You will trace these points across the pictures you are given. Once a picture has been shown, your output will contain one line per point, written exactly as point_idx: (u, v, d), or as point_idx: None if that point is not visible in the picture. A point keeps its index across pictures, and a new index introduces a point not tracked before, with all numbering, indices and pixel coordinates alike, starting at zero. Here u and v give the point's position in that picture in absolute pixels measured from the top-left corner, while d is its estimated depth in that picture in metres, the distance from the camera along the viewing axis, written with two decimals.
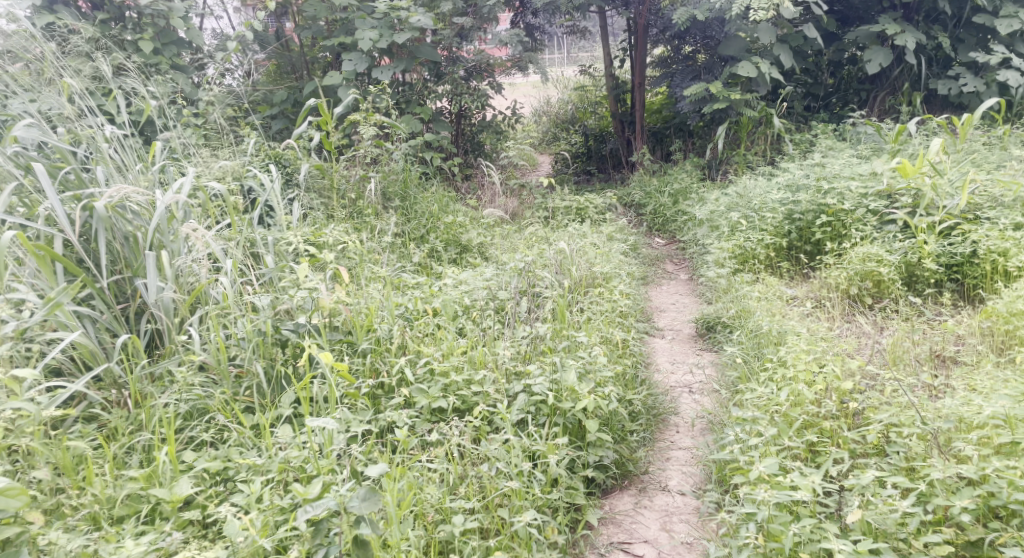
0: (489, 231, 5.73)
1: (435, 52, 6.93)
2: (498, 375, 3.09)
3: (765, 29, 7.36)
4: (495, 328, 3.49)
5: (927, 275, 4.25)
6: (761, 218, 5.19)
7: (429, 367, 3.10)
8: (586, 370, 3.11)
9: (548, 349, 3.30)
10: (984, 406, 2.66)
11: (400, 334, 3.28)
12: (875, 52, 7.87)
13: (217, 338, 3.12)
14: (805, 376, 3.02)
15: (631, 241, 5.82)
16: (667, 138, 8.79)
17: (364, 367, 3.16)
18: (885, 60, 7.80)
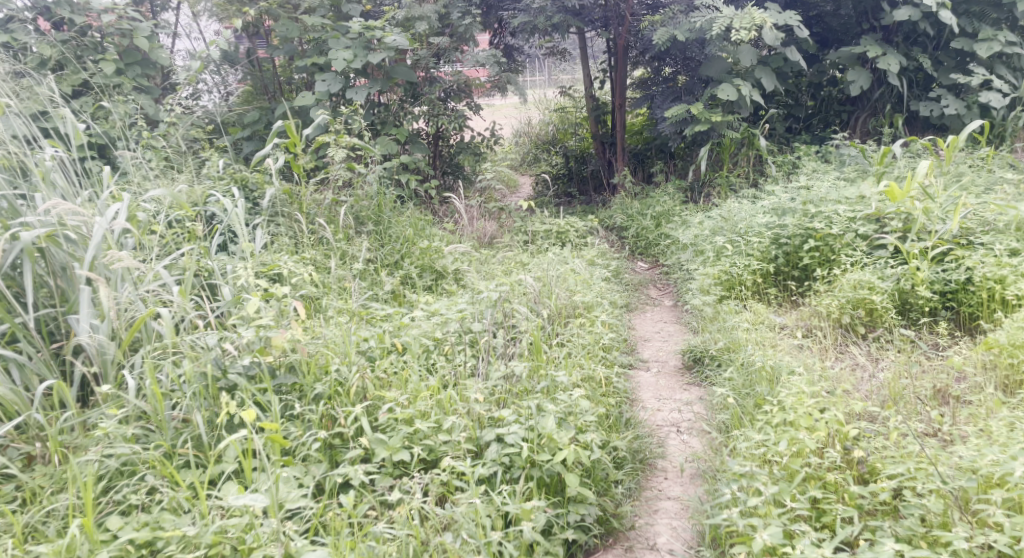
0: (466, 256, 5.51)
1: (411, 73, 6.74)
2: (469, 421, 2.85)
3: (745, 51, 7.29)
4: (467, 365, 3.24)
5: (921, 303, 4.08)
6: (747, 242, 5.00)
7: (391, 415, 2.85)
8: (564, 416, 2.88)
9: (523, 391, 3.06)
10: (1002, 458, 2.46)
11: (360, 377, 3.01)
12: (857, 73, 7.78)
13: (154, 384, 2.81)
14: (805, 421, 2.80)
15: (613, 267, 5.61)
16: (648, 160, 8.63)
17: (319, 416, 2.88)
18: (866, 81, 7.71)
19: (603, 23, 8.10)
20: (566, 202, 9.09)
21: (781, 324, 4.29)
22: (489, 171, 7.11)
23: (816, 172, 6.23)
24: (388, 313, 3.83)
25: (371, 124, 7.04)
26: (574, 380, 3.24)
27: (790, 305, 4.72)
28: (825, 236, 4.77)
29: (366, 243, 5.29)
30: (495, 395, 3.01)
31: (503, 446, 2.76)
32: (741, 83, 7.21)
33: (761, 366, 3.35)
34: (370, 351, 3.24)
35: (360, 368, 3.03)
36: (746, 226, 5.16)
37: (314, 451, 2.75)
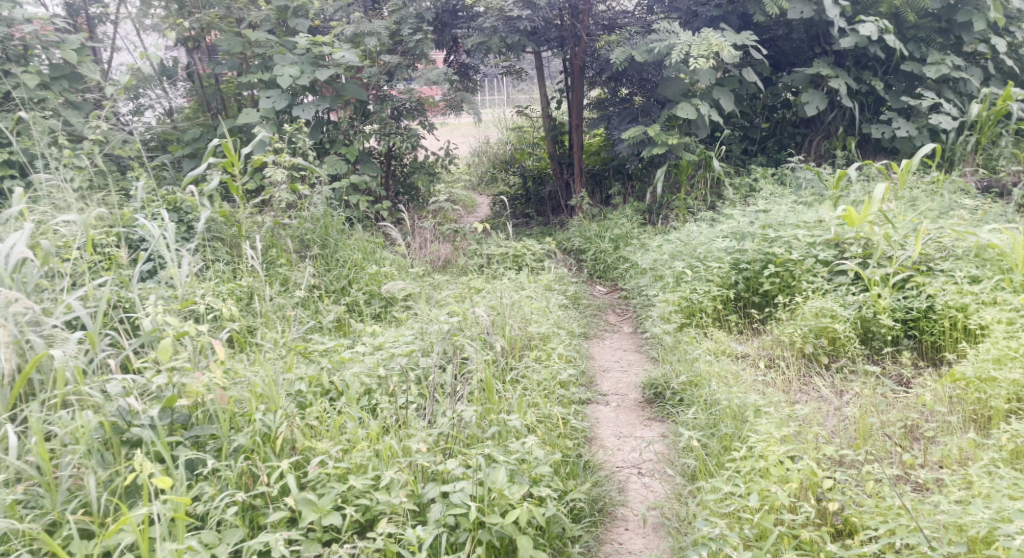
0: (418, 280, 5.30)
1: (360, 90, 6.55)
2: (408, 475, 2.61)
3: (705, 70, 7.19)
4: (411, 406, 3.02)
5: (883, 331, 3.96)
6: (707, 266, 4.88)
7: (323, 471, 2.58)
8: (514, 468, 2.66)
9: (471, 438, 2.83)
10: (982, 512, 2.33)
11: (288, 426, 2.75)
12: (811, 96, 7.78)
13: (41, 441, 2.50)
14: (778, 472, 2.63)
15: (570, 291, 5.45)
16: (605, 181, 8.52)
17: (238, 473, 2.61)
18: (820, 104, 7.71)
19: (559, 43, 8.00)
20: (523, 224, 8.94)
21: (744, 354, 4.16)
22: (443, 192, 6.92)
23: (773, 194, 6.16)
24: (331, 347, 3.59)
25: (320, 142, 6.83)
26: (525, 421, 3.02)
27: (751, 332, 4.60)
28: (785, 261, 4.67)
29: (312, 268, 5.05)
30: (436, 447, 2.76)
31: (446, 506, 2.52)
32: (700, 103, 7.18)
33: (724, 401, 3.19)
34: (297, 397, 2.98)
35: (284, 419, 2.76)
36: (706, 250, 5.04)
37: (230, 516, 2.46)
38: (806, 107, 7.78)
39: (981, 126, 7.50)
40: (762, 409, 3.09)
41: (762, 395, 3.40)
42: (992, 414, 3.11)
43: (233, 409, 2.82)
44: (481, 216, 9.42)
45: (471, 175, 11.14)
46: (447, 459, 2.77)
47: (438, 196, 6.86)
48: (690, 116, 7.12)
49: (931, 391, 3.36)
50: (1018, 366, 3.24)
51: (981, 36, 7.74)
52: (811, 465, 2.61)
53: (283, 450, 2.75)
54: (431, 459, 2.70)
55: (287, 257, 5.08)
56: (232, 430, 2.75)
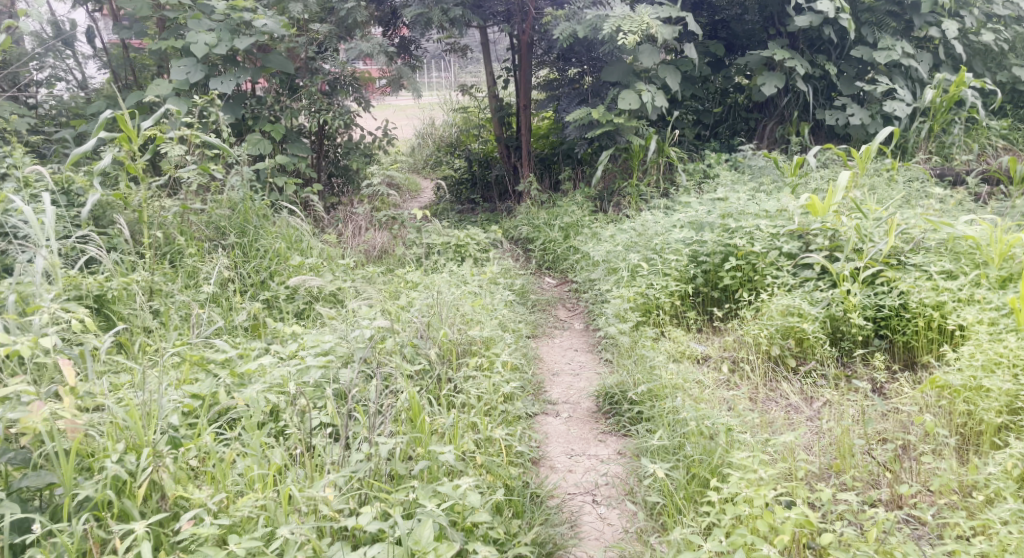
0: (347, 274, 4.82)
1: (285, 62, 6.26)
2: (308, 535, 2.14)
3: (646, 50, 6.83)
4: (322, 434, 2.56)
5: (853, 331, 3.59)
6: (664, 259, 4.52)
7: (195, 533, 2.08)
8: (442, 522, 2.21)
9: (393, 483, 2.39)
10: None
11: (156, 471, 2.23)
12: (769, 76, 7.44)
13: None
14: (766, 524, 2.25)
15: (518, 286, 5.04)
16: (554, 165, 8.09)
17: (84, 534, 2.08)
18: (778, 84, 7.38)
19: (505, 17, 7.55)
20: (468, 211, 8.50)
21: (705, 357, 3.82)
22: (377, 175, 6.42)
23: (728, 182, 5.82)
24: (237, 357, 3.12)
25: (243, 119, 6.30)
26: (456, 450, 2.58)
27: (712, 331, 4.27)
28: (747, 254, 4.33)
29: (227, 259, 4.53)
30: (347, 491, 2.30)
31: None
32: (645, 89, 6.76)
33: (688, 421, 2.79)
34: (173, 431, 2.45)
35: (152, 461, 2.25)
36: (663, 241, 4.66)
37: None
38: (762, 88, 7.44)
39: (935, 113, 7.26)
40: (733, 432, 2.71)
41: (729, 410, 3.03)
42: (983, 429, 2.80)
43: (87, 448, 2.29)
44: (424, 203, 8.95)
45: (415, 159, 10.64)
46: (361, 506, 2.32)
47: (372, 179, 6.35)
48: (633, 106, 6.68)
49: (912, 400, 3.06)
50: (1010, 373, 2.90)
51: (934, 20, 7.49)
52: (806, 516, 2.24)
53: (150, 500, 2.24)
54: (341, 507, 2.25)
55: (199, 247, 4.66)
56: (82, 476, 2.23)
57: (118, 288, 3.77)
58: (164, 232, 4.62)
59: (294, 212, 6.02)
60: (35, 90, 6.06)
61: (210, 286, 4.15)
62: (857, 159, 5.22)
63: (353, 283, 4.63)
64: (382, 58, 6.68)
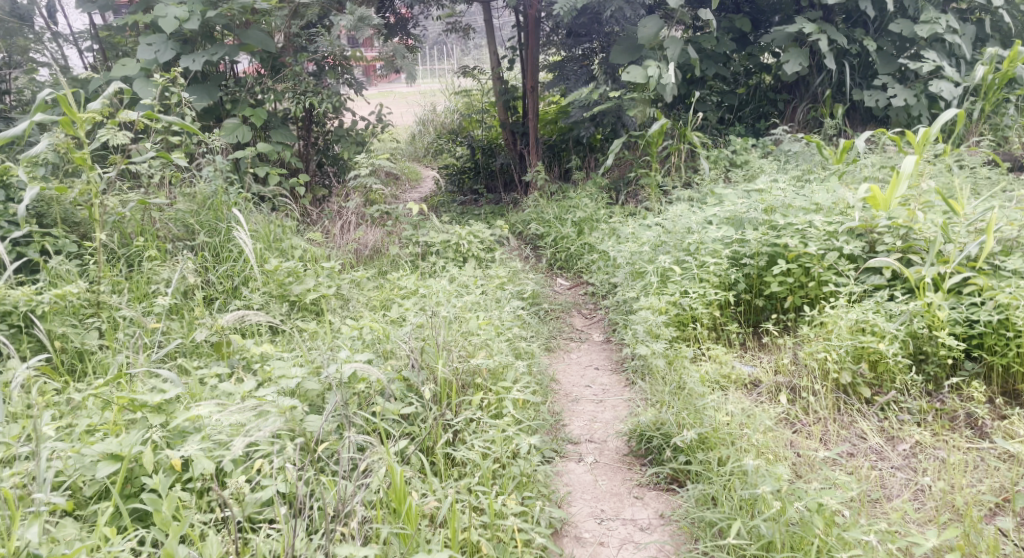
0: (331, 278, 4.19)
1: (265, 38, 5.71)
2: None
3: (649, 20, 6.11)
4: (271, 526, 1.99)
5: (941, 354, 2.96)
6: (699, 262, 3.89)
7: None
8: None
9: None
10: None
11: None
12: (792, 53, 6.71)
13: None
14: None
15: (529, 291, 4.42)
16: (564, 153, 7.38)
17: None
18: (803, 63, 6.66)
19: None
20: (472, 203, 7.89)
21: (755, 383, 3.22)
22: (367, 164, 5.78)
23: (763, 172, 5.17)
24: (186, 395, 2.52)
25: (221, 103, 5.77)
26: (452, 551, 2.02)
27: (757, 347, 3.67)
28: (800, 257, 3.70)
29: (191, 263, 3.91)
30: None
31: None
32: (652, 63, 5.93)
33: (768, 499, 2.20)
34: (31, 548, 1.86)
35: None
36: (699, 240, 4.01)
37: None
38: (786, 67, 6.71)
39: (986, 92, 6.56)
40: (839, 527, 2.12)
41: (796, 475, 2.42)
42: None
43: None
44: (424, 196, 8.33)
45: (416, 147, 10.00)
46: None
47: (362, 169, 5.71)
48: (636, 83, 5.90)
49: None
50: None
51: None
52: None
53: None
54: None
55: (160, 247, 4.04)
56: None
57: (49, 302, 3.15)
58: (120, 231, 4.01)
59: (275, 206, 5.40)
60: (8, 72, 5.38)
61: (165, 297, 3.44)
62: (915, 143, 4.53)
63: (338, 290, 4.03)
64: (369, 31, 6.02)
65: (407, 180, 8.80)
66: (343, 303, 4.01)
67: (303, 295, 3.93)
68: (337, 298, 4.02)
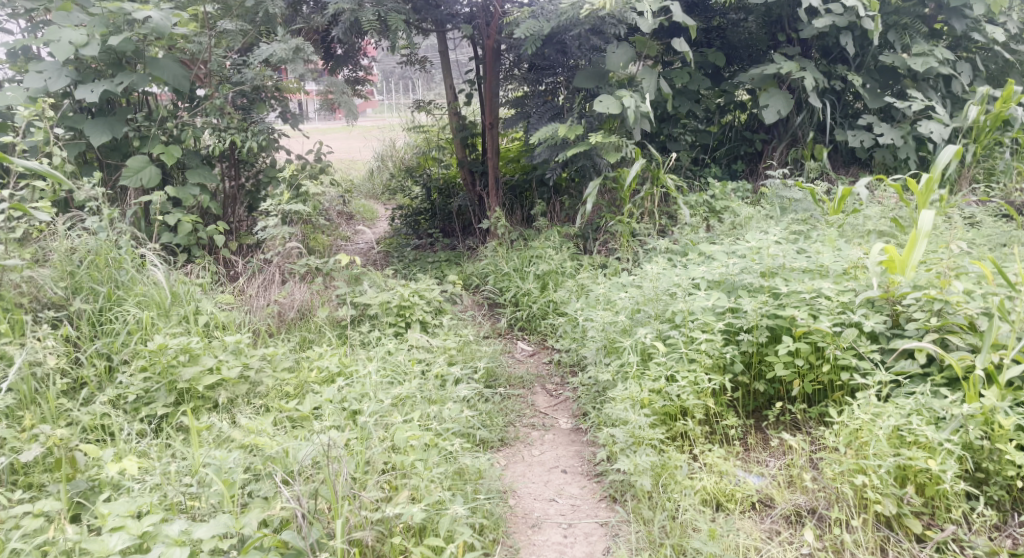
0: (237, 356, 3.44)
1: (179, 68, 5.08)
2: None
3: (623, 48, 5.50)
4: None
5: (1009, 475, 2.34)
6: (688, 337, 3.18)
7: None
8: None
9: None
10: None
11: None
12: (771, 95, 5.83)
13: None
14: None
15: (482, 371, 3.71)
16: (527, 195, 6.66)
17: None
18: (783, 107, 5.80)
19: (467, 19, 6.15)
20: (427, 249, 7.18)
21: (766, 503, 2.59)
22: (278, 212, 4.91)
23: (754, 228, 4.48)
24: None
25: (126, 139, 5.18)
26: None
27: (761, 446, 3.00)
28: (808, 333, 3.04)
29: (54, 343, 3.23)
30: None
31: None
32: (626, 92, 5.32)
33: None
34: None
35: None
36: (688, 310, 3.27)
37: None
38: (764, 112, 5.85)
39: (977, 133, 5.95)
40: None
41: None
42: None
43: None
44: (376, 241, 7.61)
45: (373, 185, 9.50)
46: None
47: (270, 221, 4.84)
48: (609, 112, 5.23)
49: None
50: None
51: (971, 24, 6.11)
52: None
53: None
54: None
55: (19, 320, 3.37)
56: None
57: None
58: None
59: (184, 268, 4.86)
60: None
61: None
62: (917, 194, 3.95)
63: (246, 369, 3.36)
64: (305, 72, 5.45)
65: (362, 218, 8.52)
66: (246, 390, 3.28)
67: (198, 379, 3.22)
68: (244, 382, 3.31)
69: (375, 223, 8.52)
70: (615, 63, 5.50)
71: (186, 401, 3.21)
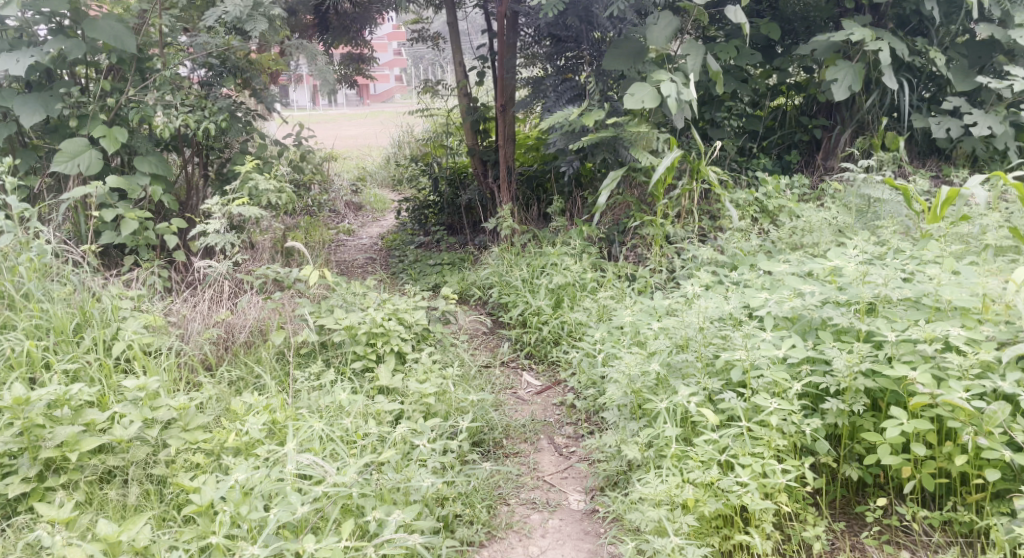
0: (136, 410, 2.60)
1: (117, 26, 4.30)
2: None
3: (666, 19, 4.34)
4: None
5: None
6: (750, 403, 2.22)
7: None
8: None
9: None
10: None
11: None
12: (840, 68, 4.66)
13: None
14: None
15: (465, 430, 2.83)
16: (547, 186, 5.67)
17: None
18: (855, 84, 4.64)
19: None
20: (432, 247, 6.29)
21: None
22: (218, 214, 3.99)
23: (829, 242, 3.49)
24: None
25: (65, 118, 4.45)
26: None
27: None
28: (928, 405, 2.08)
29: None
30: None
31: None
32: (665, 77, 4.20)
33: None
34: None
35: None
36: (750, 363, 2.28)
37: None
38: (831, 89, 4.66)
39: None
40: None
41: None
42: None
43: None
44: (379, 238, 6.75)
45: (388, 173, 8.70)
46: None
47: (209, 224, 3.92)
48: (644, 106, 4.15)
49: None
50: None
51: None
52: None
53: None
54: None
55: None
56: None
57: None
58: None
59: (130, 275, 4.11)
60: None
61: None
62: None
63: (145, 429, 2.54)
64: (265, 26, 4.57)
65: (372, 209, 7.77)
66: (142, 455, 2.50)
67: (79, 441, 2.44)
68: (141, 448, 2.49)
69: (384, 214, 7.75)
70: (657, 38, 4.35)
71: (61, 468, 2.43)
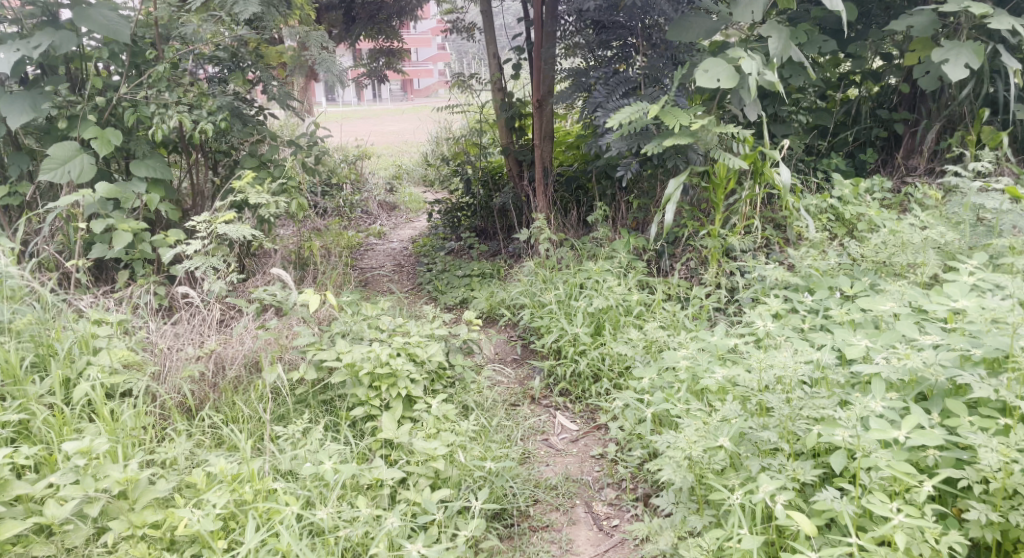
0: (76, 482, 2.11)
1: (112, 17, 3.78)
2: None
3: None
4: None
5: None
6: (861, 511, 1.71)
7: None
8: None
9: None
10: None
11: None
12: (948, 48, 3.83)
13: None
14: None
15: (482, 507, 2.27)
16: (588, 188, 5.06)
17: None
18: (974, 60, 3.79)
19: None
20: (463, 254, 5.75)
21: None
22: (201, 233, 3.48)
23: (935, 265, 2.85)
24: None
25: (52, 119, 4.02)
26: None
27: None
28: None
29: None
30: None
31: None
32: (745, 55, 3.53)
33: None
34: None
35: None
36: (859, 451, 1.76)
37: None
38: (942, 71, 3.82)
39: None
40: None
41: None
42: None
43: None
44: (410, 242, 6.25)
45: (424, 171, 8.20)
46: None
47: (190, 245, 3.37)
48: (719, 85, 3.47)
49: None
50: None
51: None
52: None
53: None
54: None
55: None
56: None
57: None
58: None
59: (115, 296, 3.65)
60: None
61: None
62: None
63: (82, 508, 2.05)
64: (256, 7, 4.06)
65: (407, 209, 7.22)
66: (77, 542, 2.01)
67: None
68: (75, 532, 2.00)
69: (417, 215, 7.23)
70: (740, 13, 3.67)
71: None
